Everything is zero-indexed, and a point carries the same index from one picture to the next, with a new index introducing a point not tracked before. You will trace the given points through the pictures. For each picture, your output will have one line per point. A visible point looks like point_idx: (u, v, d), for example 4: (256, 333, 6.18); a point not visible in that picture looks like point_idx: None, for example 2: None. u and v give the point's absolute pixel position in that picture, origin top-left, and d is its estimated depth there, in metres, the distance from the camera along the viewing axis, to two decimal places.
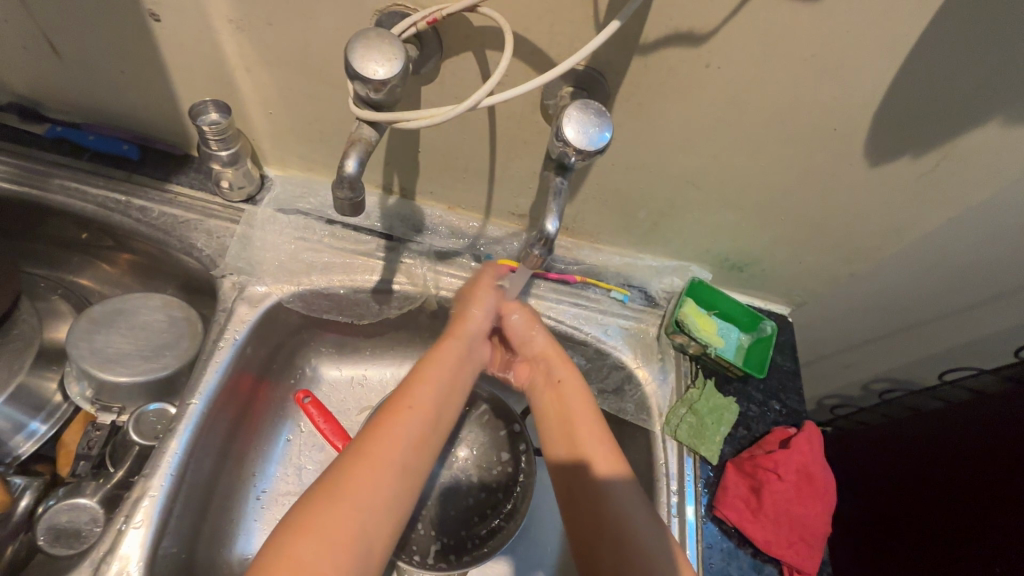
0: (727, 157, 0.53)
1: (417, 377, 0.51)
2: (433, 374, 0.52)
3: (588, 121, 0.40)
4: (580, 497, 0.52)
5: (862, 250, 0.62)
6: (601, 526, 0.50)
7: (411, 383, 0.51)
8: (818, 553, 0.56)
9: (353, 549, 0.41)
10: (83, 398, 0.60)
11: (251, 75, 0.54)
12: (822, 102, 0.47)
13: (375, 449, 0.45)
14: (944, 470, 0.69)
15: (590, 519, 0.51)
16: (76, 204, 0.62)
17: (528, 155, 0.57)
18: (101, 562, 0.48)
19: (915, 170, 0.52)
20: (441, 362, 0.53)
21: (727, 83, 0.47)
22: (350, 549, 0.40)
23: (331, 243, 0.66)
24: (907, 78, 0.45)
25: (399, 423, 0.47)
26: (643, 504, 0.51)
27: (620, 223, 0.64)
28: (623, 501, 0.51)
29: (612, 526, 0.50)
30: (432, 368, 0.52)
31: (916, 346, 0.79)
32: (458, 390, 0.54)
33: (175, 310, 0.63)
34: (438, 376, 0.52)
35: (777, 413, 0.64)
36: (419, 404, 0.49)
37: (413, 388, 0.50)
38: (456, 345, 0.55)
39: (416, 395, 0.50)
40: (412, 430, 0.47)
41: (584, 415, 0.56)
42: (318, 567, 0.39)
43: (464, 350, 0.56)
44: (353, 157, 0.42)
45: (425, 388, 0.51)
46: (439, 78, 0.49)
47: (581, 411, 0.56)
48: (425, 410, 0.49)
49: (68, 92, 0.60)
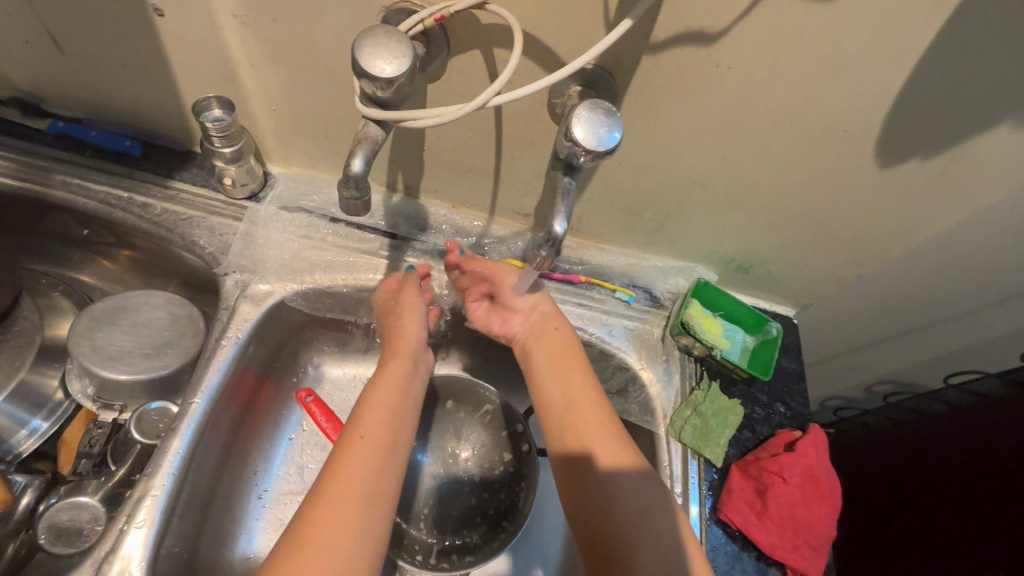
0: (735, 158, 0.53)
1: (369, 403, 0.53)
2: (380, 397, 0.53)
3: (597, 120, 0.40)
4: (584, 493, 0.53)
5: (870, 252, 0.62)
6: (606, 523, 0.51)
7: (362, 411, 0.52)
8: (822, 557, 0.56)
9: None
10: (84, 395, 0.60)
11: (254, 71, 0.54)
12: (833, 103, 0.47)
13: (333, 481, 0.46)
14: (948, 474, 0.69)
15: (593, 516, 0.52)
16: (78, 200, 0.61)
17: (534, 154, 0.56)
18: (102, 562, 0.47)
19: (925, 172, 0.52)
20: (387, 383, 0.55)
21: (738, 83, 0.46)
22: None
23: (334, 241, 0.66)
24: (921, 80, 0.44)
25: (354, 452, 0.48)
26: (645, 491, 0.52)
27: (626, 223, 0.64)
28: (624, 494, 0.52)
29: (613, 525, 0.50)
30: (377, 393, 0.54)
31: (921, 349, 0.79)
32: (409, 405, 0.55)
33: (177, 308, 0.63)
34: (386, 399, 0.53)
35: (782, 416, 0.64)
36: (370, 429, 0.50)
37: (364, 413, 0.52)
38: (398, 364, 0.57)
39: (369, 422, 0.51)
40: (370, 456, 0.48)
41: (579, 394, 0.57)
42: None
43: (408, 366, 0.58)
44: (359, 156, 0.42)
45: (377, 411, 0.52)
46: (445, 76, 0.49)
47: (579, 399, 0.57)
48: (379, 432, 0.50)
49: (70, 87, 0.60)
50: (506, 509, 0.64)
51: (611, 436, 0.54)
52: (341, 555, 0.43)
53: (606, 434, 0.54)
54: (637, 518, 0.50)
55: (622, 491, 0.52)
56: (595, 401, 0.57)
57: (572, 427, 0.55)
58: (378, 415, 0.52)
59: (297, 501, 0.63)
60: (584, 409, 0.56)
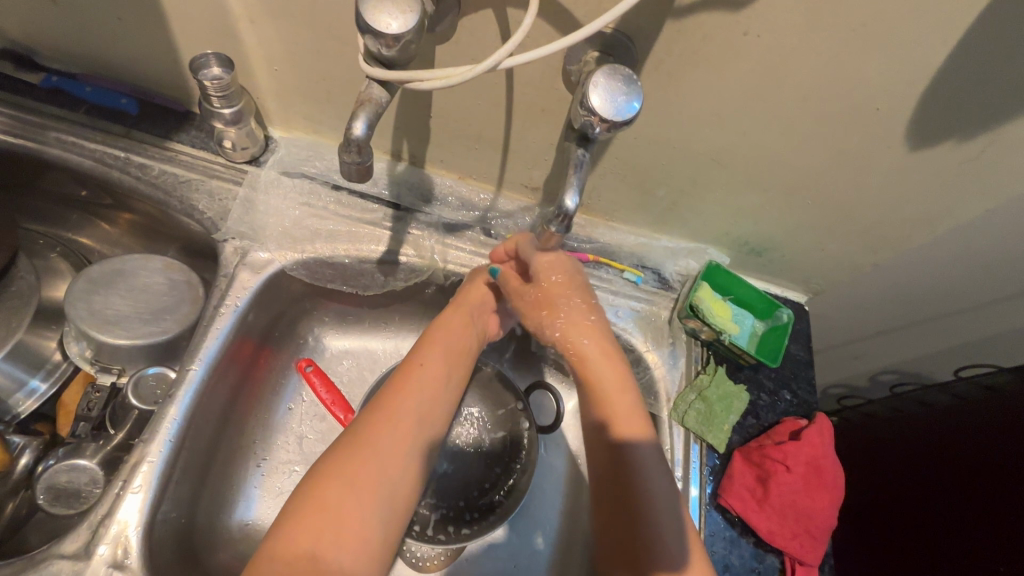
0: (758, 134, 0.50)
1: (427, 341, 0.56)
2: (439, 336, 0.57)
3: (616, 88, 0.37)
4: (603, 456, 0.53)
5: (890, 237, 0.59)
6: (619, 483, 0.51)
7: (421, 348, 0.56)
8: (822, 546, 0.56)
9: (377, 496, 0.46)
10: (82, 357, 0.59)
11: (255, 28, 0.51)
12: (870, 78, 0.44)
13: (390, 408, 0.50)
14: (950, 471, 0.68)
15: (610, 473, 0.52)
16: (73, 157, 0.59)
17: (545, 125, 0.54)
18: (98, 526, 0.47)
19: (957, 156, 0.49)
20: (445, 330, 0.57)
21: (764, 55, 0.43)
22: (373, 495, 0.46)
23: (337, 210, 0.64)
24: (966, 55, 0.41)
25: (412, 383, 0.52)
26: (660, 465, 0.52)
27: (637, 201, 0.62)
28: (644, 463, 0.52)
29: (629, 485, 0.51)
30: (439, 334, 0.57)
31: (931, 338, 0.77)
32: (467, 351, 0.58)
33: (175, 273, 0.62)
34: (445, 342, 0.56)
35: (788, 403, 0.63)
36: (431, 363, 0.54)
37: (424, 350, 0.55)
38: (459, 314, 0.59)
39: (426, 357, 0.55)
40: (427, 388, 0.53)
41: (609, 372, 0.55)
42: (346, 508, 0.44)
43: (467, 319, 0.59)
44: (361, 119, 0.39)
45: (435, 347, 0.56)
46: (455, 37, 0.46)
47: (599, 365, 0.55)
48: (436, 365, 0.55)
49: (65, 40, 0.57)
50: (504, 484, 0.63)
51: (636, 411, 0.54)
52: (386, 470, 0.47)
53: (628, 404, 0.54)
54: (636, 464, 0.51)
55: (635, 445, 0.52)
56: (618, 367, 0.55)
57: (598, 396, 0.54)
58: (433, 353, 0.55)
59: (296, 469, 0.63)
60: (595, 370, 0.55)
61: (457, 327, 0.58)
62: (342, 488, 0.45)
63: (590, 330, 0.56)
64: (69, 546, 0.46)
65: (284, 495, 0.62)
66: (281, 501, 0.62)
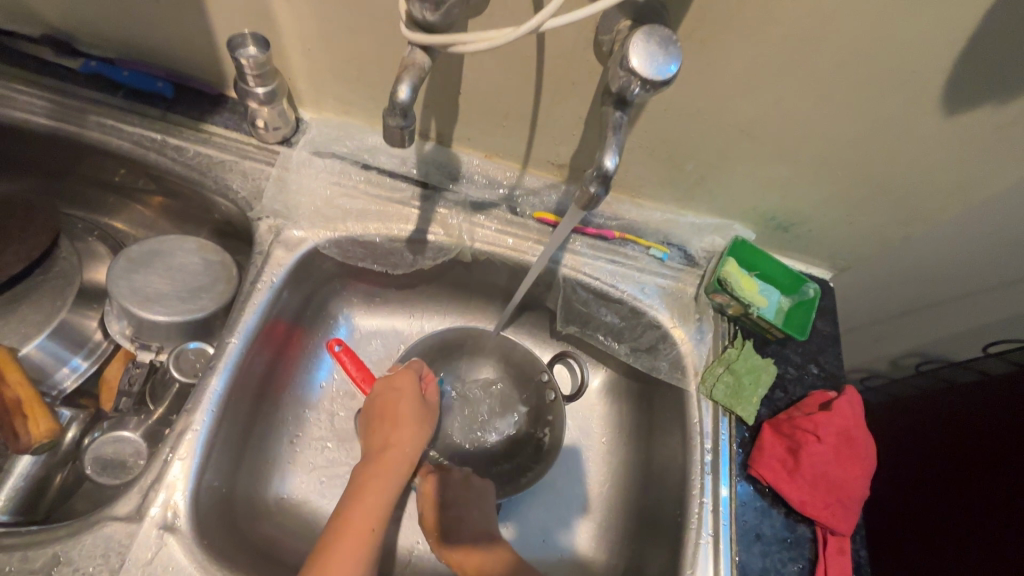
0: (791, 101, 0.50)
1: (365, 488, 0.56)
2: (373, 490, 0.56)
3: (655, 49, 0.37)
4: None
5: (921, 208, 0.59)
6: None
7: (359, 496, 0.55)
8: (854, 516, 0.56)
9: None
10: (122, 335, 0.61)
11: (291, 7, 0.52)
12: (906, 40, 0.44)
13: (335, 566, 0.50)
14: (984, 446, 0.67)
15: None
16: (112, 141, 0.61)
17: (575, 98, 0.54)
18: (149, 490, 0.48)
19: (994, 120, 0.49)
20: (382, 479, 0.57)
21: (799, 18, 0.44)
22: None
23: (366, 189, 0.65)
24: (1007, 13, 0.41)
25: (356, 535, 0.52)
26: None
27: (664, 176, 0.62)
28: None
29: None
30: (371, 487, 0.56)
31: (961, 317, 0.76)
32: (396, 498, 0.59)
33: (210, 254, 0.63)
34: (382, 495, 0.56)
35: (815, 377, 0.63)
36: (369, 510, 0.55)
37: (360, 507, 0.55)
38: (397, 460, 0.59)
39: (362, 520, 0.54)
40: (365, 539, 0.53)
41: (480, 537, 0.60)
42: None
43: (399, 466, 0.59)
44: (406, 83, 0.40)
45: (374, 501, 0.55)
46: (488, 9, 0.47)
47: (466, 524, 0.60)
48: (375, 525, 0.54)
49: (104, 25, 0.59)
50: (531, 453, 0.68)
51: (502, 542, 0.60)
52: None
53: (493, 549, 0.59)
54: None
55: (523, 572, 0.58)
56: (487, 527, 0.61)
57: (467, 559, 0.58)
58: (369, 512, 0.54)
59: (328, 445, 0.65)
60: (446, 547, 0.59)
61: (392, 477, 0.58)
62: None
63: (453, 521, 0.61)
64: (121, 508, 0.48)
65: (318, 470, 0.63)
66: (316, 476, 0.63)
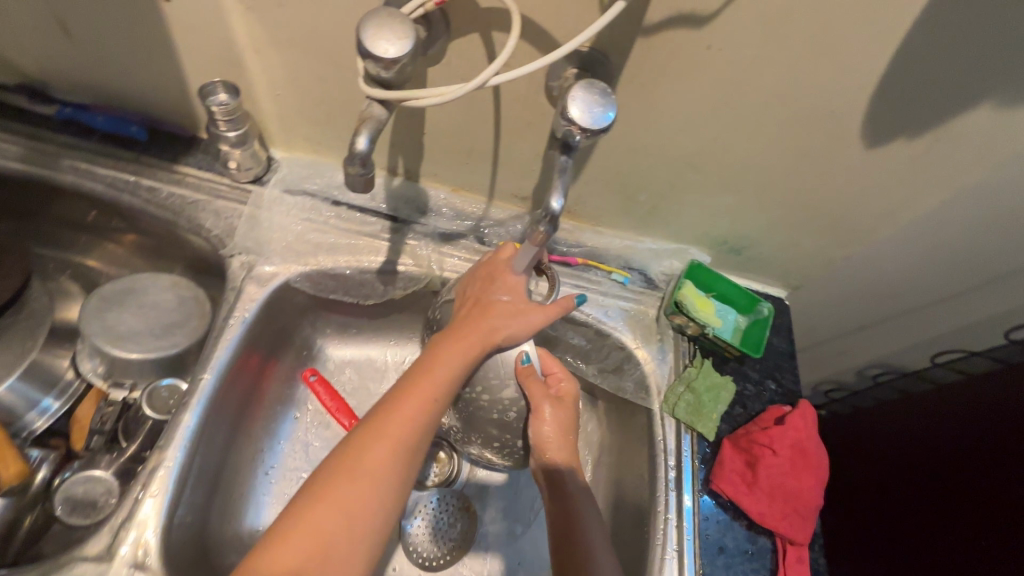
0: (728, 138, 0.54)
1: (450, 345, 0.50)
2: (444, 363, 0.50)
3: (593, 100, 0.41)
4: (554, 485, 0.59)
5: (857, 231, 0.63)
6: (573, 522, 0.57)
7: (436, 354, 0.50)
8: (811, 525, 0.58)
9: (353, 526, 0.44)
10: (95, 374, 0.62)
11: (260, 57, 0.55)
12: (821, 84, 0.48)
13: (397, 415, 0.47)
14: (934, 453, 0.71)
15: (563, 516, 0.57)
16: (85, 183, 0.62)
17: (532, 137, 0.58)
18: (119, 530, 0.49)
19: (910, 152, 0.53)
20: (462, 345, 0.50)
21: (727, 66, 0.48)
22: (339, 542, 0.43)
23: (337, 224, 0.67)
24: (904, 62, 0.46)
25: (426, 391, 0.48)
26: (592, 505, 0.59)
27: (620, 206, 0.66)
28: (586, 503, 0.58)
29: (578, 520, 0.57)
30: (446, 354, 0.50)
31: (910, 331, 0.80)
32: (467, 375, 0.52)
33: (183, 290, 0.64)
34: (452, 369, 0.49)
35: (773, 393, 0.67)
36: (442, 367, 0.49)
37: (432, 370, 0.49)
38: (487, 321, 0.52)
39: (427, 388, 0.49)
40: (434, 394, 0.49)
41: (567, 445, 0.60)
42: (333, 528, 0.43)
43: (488, 335, 0.51)
44: (364, 134, 0.43)
45: (452, 365, 0.50)
46: (445, 59, 0.50)
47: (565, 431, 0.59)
48: (438, 398, 0.49)
49: (79, 74, 0.61)
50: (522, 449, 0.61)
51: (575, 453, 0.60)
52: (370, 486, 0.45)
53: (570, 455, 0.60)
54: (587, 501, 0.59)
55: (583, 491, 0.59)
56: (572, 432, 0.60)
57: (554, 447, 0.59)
58: (446, 374, 0.49)
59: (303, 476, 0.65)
60: (553, 450, 0.59)
61: (468, 350, 0.50)
62: (342, 515, 0.43)
63: (568, 429, 0.59)
64: (92, 549, 0.48)
65: None
66: None
